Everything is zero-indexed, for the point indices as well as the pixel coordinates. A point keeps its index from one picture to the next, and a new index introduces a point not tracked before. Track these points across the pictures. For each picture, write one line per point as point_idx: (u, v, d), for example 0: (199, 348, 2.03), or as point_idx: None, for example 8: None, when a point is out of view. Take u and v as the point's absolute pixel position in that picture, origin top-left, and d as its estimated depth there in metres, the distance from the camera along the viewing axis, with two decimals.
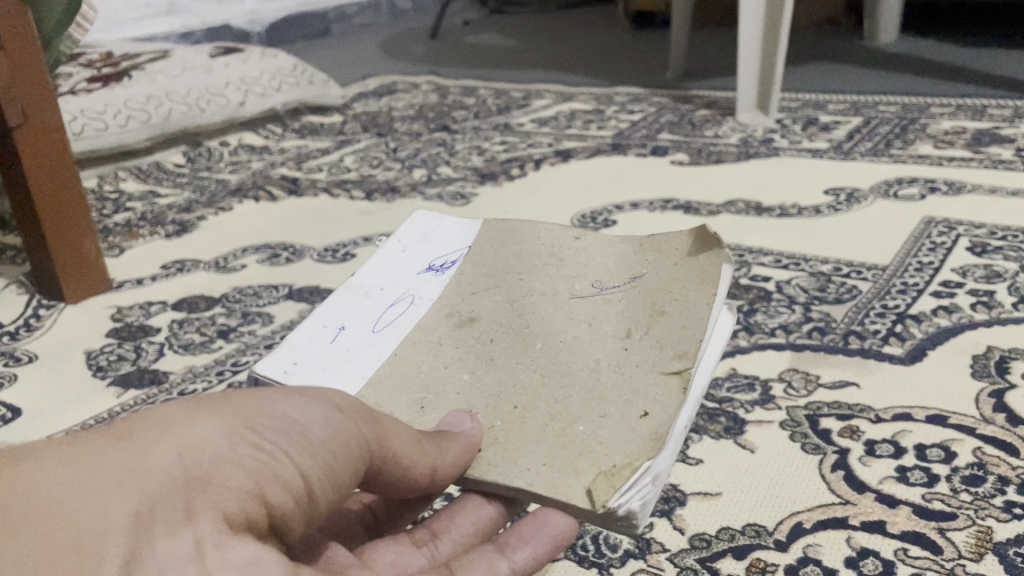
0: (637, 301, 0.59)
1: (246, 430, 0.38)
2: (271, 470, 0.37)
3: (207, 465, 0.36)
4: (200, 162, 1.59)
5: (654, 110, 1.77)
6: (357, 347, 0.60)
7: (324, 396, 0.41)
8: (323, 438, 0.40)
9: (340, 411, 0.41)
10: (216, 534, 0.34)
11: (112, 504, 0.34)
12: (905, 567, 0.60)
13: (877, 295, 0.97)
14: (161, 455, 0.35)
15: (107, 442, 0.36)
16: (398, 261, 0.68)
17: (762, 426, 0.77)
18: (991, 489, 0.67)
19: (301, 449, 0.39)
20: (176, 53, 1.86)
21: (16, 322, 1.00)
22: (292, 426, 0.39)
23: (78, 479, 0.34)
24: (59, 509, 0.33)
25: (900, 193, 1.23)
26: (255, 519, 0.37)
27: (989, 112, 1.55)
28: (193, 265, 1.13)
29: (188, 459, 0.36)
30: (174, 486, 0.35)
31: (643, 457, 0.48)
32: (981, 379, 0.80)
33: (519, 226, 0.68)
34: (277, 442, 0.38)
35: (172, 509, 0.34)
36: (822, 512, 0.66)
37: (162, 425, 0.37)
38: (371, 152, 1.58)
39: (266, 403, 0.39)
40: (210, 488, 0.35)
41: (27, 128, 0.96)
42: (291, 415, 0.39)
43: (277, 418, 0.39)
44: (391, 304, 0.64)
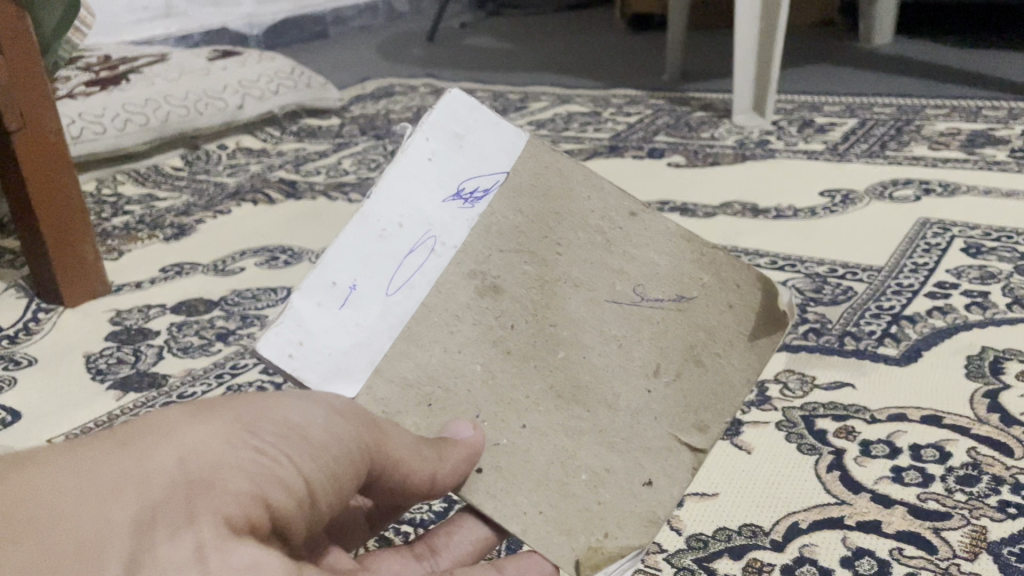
0: (675, 331, 0.57)
1: (247, 434, 0.38)
2: (273, 473, 0.38)
3: (209, 468, 0.36)
4: (198, 165, 1.59)
5: (651, 112, 1.78)
6: (367, 314, 0.55)
7: (323, 400, 0.42)
8: (323, 442, 0.41)
9: (340, 415, 0.42)
10: (220, 537, 0.34)
11: (114, 509, 0.34)
12: (901, 567, 0.61)
13: (872, 296, 0.98)
14: (163, 459, 0.36)
15: (107, 447, 0.36)
16: (423, 181, 0.57)
17: (759, 427, 0.78)
18: (986, 488, 0.68)
19: (302, 453, 0.39)
20: (174, 56, 1.87)
21: (15, 325, 1.00)
22: (292, 431, 0.40)
23: (79, 484, 0.34)
24: (60, 513, 0.33)
25: (895, 194, 1.23)
26: (258, 523, 0.37)
27: (983, 113, 1.56)
28: (191, 268, 1.13)
29: (189, 463, 0.36)
30: (177, 489, 0.35)
31: (632, 542, 0.54)
32: (975, 380, 0.81)
33: (569, 168, 0.59)
34: (279, 446, 0.39)
35: (174, 512, 0.34)
36: (818, 512, 0.67)
37: (163, 430, 0.37)
38: (369, 155, 1.58)
39: (266, 408, 0.40)
40: (213, 490, 0.36)
41: (26, 132, 0.96)
42: (291, 420, 0.40)
43: (278, 422, 0.39)
44: (408, 251, 0.56)
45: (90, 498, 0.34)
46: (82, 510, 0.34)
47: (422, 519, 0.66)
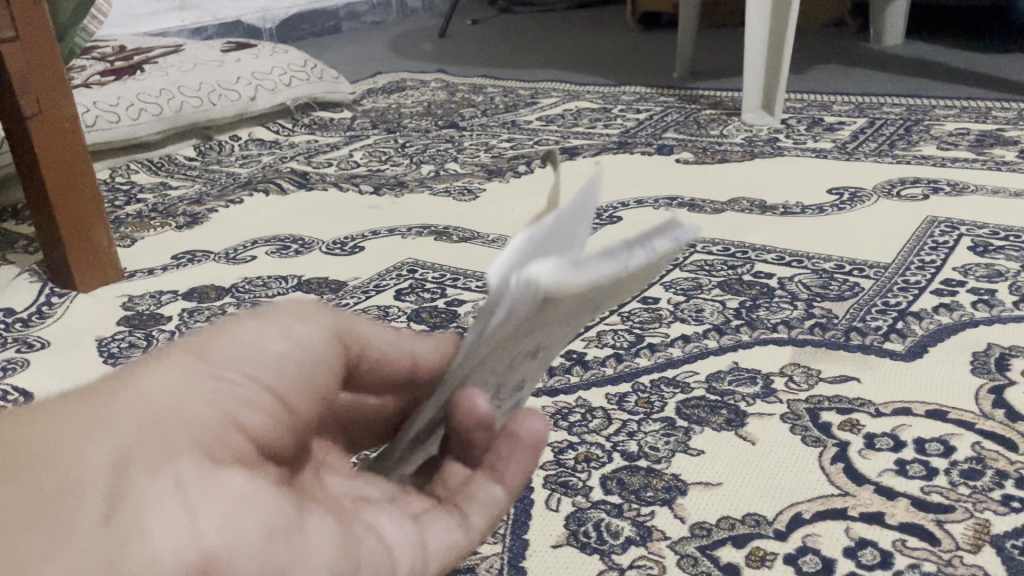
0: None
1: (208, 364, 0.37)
2: (242, 400, 0.37)
3: (176, 399, 0.35)
4: (211, 155, 1.61)
5: (661, 109, 1.78)
6: None
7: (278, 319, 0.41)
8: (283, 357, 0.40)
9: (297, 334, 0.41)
10: (200, 467, 0.33)
11: (86, 446, 0.32)
12: (903, 557, 0.61)
13: (879, 292, 0.98)
14: (130, 396, 0.34)
15: (68, 400, 0.34)
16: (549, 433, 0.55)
17: (763, 418, 0.78)
18: (990, 483, 0.68)
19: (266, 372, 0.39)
20: (188, 48, 1.88)
21: (29, 308, 1.01)
22: (251, 350, 0.39)
23: (44, 431, 0.32)
24: (32, 457, 0.31)
25: (903, 193, 1.24)
26: (238, 449, 0.36)
27: (993, 114, 1.56)
28: (204, 256, 1.14)
29: (158, 399, 0.34)
30: (151, 424, 0.33)
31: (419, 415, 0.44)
32: (981, 375, 0.81)
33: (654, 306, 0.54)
34: (238, 372, 0.38)
35: (152, 443, 0.33)
36: (822, 503, 0.67)
37: (126, 377, 0.35)
38: (380, 148, 1.60)
39: (220, 334, 0.39)
40: (185, 420, 0.34)
41: (42, 118, 0.98)
42: (249, 342, 0.39)
43: (236, 348, 0.38)
44: None
45: (58, 442, 0.32)
46: (53, 451, 0.31)
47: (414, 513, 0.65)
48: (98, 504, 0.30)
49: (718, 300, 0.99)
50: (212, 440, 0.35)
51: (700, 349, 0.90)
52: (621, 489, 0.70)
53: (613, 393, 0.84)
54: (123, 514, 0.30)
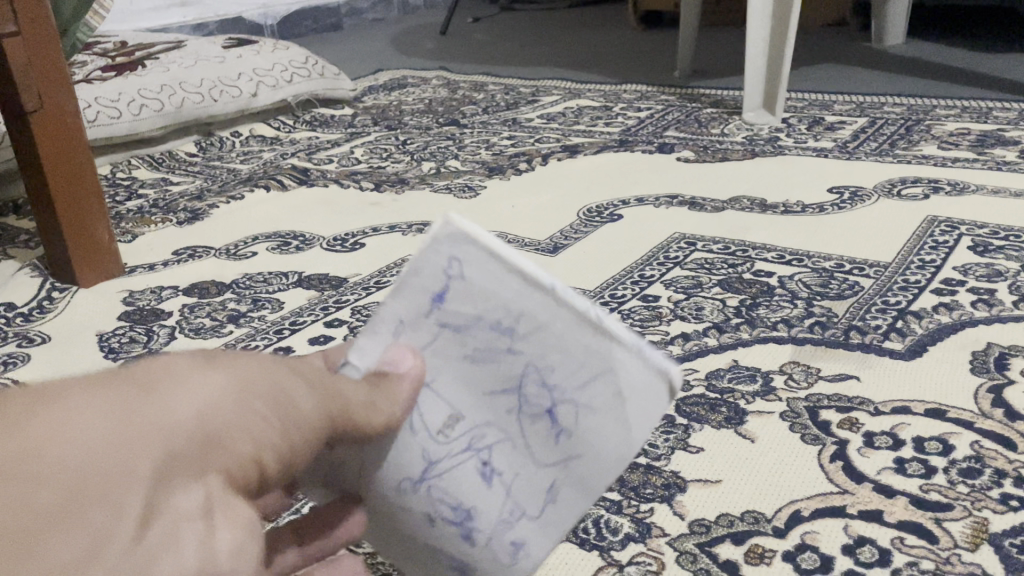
0: (619, 440, 0.45)
1: (252, 391, 0.36)
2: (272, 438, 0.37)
3: (225, 413, 0.35)
4: (211, 151, 1.61)
5: (662, 108, 1.78)
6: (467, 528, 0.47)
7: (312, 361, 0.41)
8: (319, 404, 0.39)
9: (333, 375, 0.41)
10: (224, 496, 0.34)
11: (138, 456, 0.32)
12: (902, 555, 0.62)
13: (879, 291, 0.98)
14: (184, 407, 0.34)
15: (123, 389, 0.33)
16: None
17: (763, 416, 0.78)
18: (988, 481, 0.68)
19: (297, 423, 0.38)
20: (189, 44, 1.88)
21: (30, 303, 1.02)
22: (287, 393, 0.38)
23: (98, 426, 0.32)
24: (80, 454, 0.31)
25: (903, 192, 1.24)
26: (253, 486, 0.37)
27: (994, 114, 1.56)
28: (204, 252, 1.14)
29: (206, 420, 0.34)
30: (197, 444, 0.34)
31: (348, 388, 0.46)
32: (980, 375, 0.81)
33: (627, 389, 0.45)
34: (279, 415, 0.37)
35: (190, 466, 0.33)
36: (820, 500, 0.67)
37: (179, 378, 0.35)
38: (381, 144, 1.60)
39: (270, 366, 0.39)
40: (222, 449, 0.35)
41: (42, 113, 0.98)
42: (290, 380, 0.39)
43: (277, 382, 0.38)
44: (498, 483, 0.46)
45: (112, 442, 0.31)
46: (104, 452, 0.31)
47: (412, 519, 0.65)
48: (129, 522, 0.31)
49: (718, 298, 0.99)
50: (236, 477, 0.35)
51: (700, 347, 0.90)
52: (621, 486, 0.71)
53: None
54: (153, 535, 0.31)
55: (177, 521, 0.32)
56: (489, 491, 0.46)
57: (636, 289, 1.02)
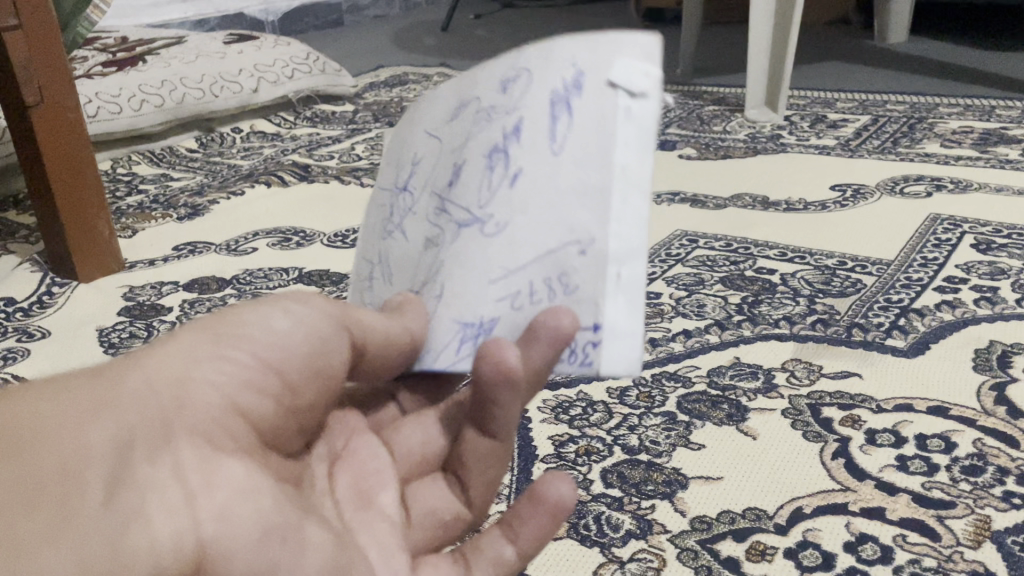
0: (410, 128, 0.56)
1: (211, 348, 0.40)
2: (243, 386, 0.40)
3: (184, 374, 0.39)
4: (212, 147, 1.61)
5: (664, 105, 1.78)
6: (536, 208, 0.45)
7: (279, 302, 0.44)
8: (290, 340, 0.42)
9: (304, 306, 0.44)
10: (200, 453, 0.36)
11: (92, 432, 0.35)
12: (904, 552, 0.61)
13: (881, 289, 0.98)
14: (132, 386, 0.37)
15: (77, 381, 0.37)
16: (541, 50, 0.48)
17: (765, 413, 0.78)
18: (991, 479, 0.68)
19: (270, 357, 0.42)
20: (191, 40, 1.88)
21: (30, 298, 1.01)
22: (252, 340, 0.41)
23: (55, 412, 0.35)
24: (39, 439, 0.34)
25: (906, 190, 1.23)
26: (239, 434, 0.39)
27: (997, 113, 1.55)
28: (205, 247, 1.14)
29: (159, 384, 0.38)
30: (154, 407, 0.37)
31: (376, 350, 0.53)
32: (983, 372, 0.81)
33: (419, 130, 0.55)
34: (248, 363, 0.41)
35: (154, 431, 0.36)
36: (822, 498, 0.67)
37: (130, 361, 0.39)
38: (382, 141, 1.59)
39: (224, 324, 0.42)
40: (183, 410, 0.37)
41: (44, 108, 0.98)
42: (251, 328, 0.42)
43: (238, 333, 0.41)
44: (485, 180, 0.47)
45: (67, 423, 0.35)
46: (58, 433, 0.34)
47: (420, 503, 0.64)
48: (96, 488, 0.33)
49: (720, 295, 0.99)
50: (210, 428, 0.38)
51: (702, 344, 0.90)
52: (623, 482, 0.70)
53: (614, 387, 0.83)
54: (126, 494, 0.33)
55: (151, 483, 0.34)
56: (470, 181, 0.48)
57: None
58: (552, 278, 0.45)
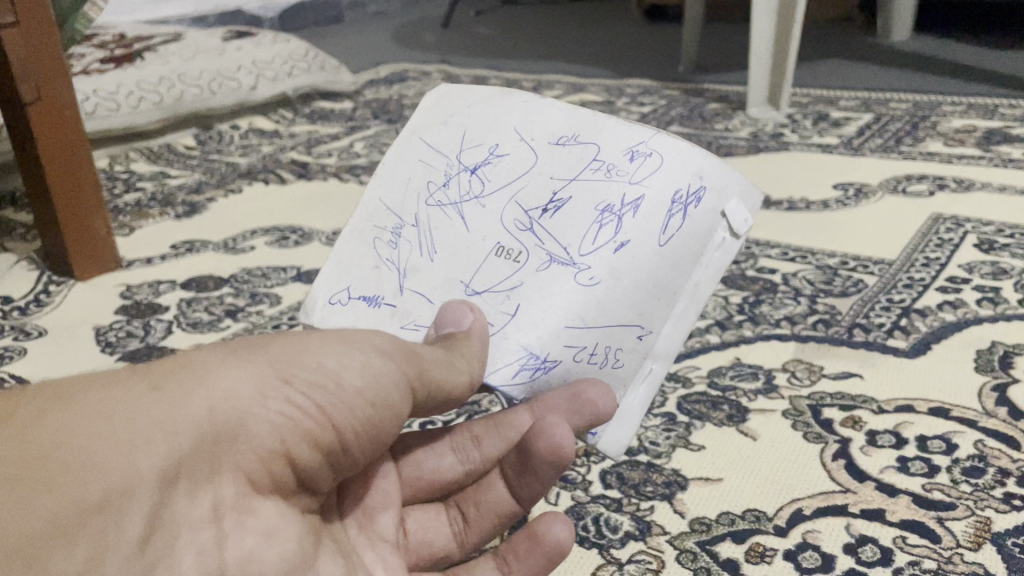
0: (490, 106, 0.60)
1: (283, 383, 0.42)
2: (299, 430, 0.42)
3: (248, 407, 0.40)
4: (211, 144, 1.60)
5: (665, 103, 1.76)
6: (621, 280, 0.54)
7: (364, 343, 0.45)
8: (356, 386, 0.44)
9: (382, 355, 0.46)
10: (236, 495, 0.39)
11: (145, 460, 0.36)
12: (904, 554, 0.61)
13: (883, 289, 0.97)
14: (193, 410, 0.39)
15: (142, 389, 0.38)
16: (672, 142, 0.56)
17: (765, 414, 0.78)
18: (992, 481, 0.67)
19: (331, 407, 0.43)
20: (189, 36, 1.87)
21: (26, 296, 1.01)
22: (324, 377, 0.43)
23: (113, 429, 0.37)
24: (95, 458, 0.36)
25: (908, 189, 1.23)
26: (277, 475, 0.42)
27: (1000, 111, 1.54)
28: (203, 245, 1.14)
29: (218, 414, 0.39)
30: (208, 439, 0.39)
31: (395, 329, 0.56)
32: (984, 373, 0.80)
33: (492, 109, 0.60)
34: (312, 406, 0.43)
35: (201, 466, 0.38)
36: (822, 499, 0.67)
37: (201, 376, 0.40)
38: (382, 138, 1.59)
39: (303, 354, 0.43)
40: (238, 447, 0.40)
41: (41, 105, 0.97)
42: (327, 369, 0.43)
43: (313, 370, 0.43)
44: (594, 229, 0.54)
45: (122, 446, 0.36)
46: (111, 457, 0.36)
47: None
48: (135, 523, 0.36)
49: (720, 295, 0.98)
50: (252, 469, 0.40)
51: (702, 344, 0.89)
52: (621, 483, 0.70)
53: None
54: (159, 536, 0.36)
55: (187, 525, 0.37)
56: (562, 224, 0.55)
57: None
58: (612, 348, 0.54)
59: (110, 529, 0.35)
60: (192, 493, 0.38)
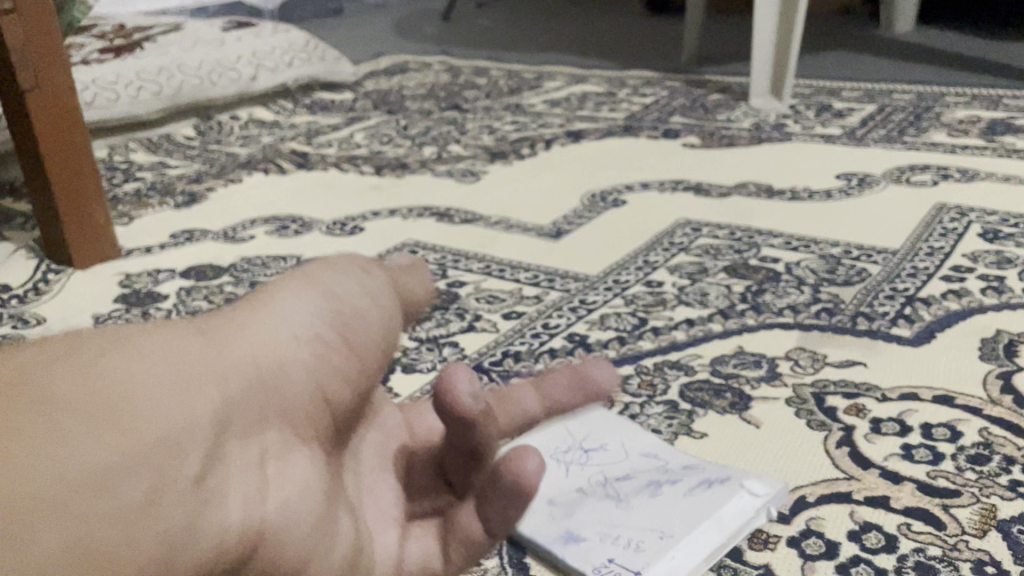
0: None
1: (319, 322, 0.42)
2: (336, 373, 0.42)
3: (283, 349, 0.41)
4: (211, 135, 1.59)
5: (667, 94, 1.76)
6: None
7: (376, 281, 0.47)
8: (381, 319, 0.45)
9: (389, 289, 0.47)
10: (281, 442, 0.39)
11: (192, 399, 0.36)
12: (909, 541, 0.60)
13: (886, 278, 0.96)
14: (230, 354, 0.39)
15: (182, 336, 0.38)
16: None
17: (768, 401, 0.77)
18: (997, 468, 0.67)
19: (365, 340, 0.44)
20: (189, 27, 1.86)
21: (25, 285, 1.00)
22: (352, 312, 0.44)
23: (159, 368, 0.36)
24: (150, 395, 0.35)
25: (912, 179, 1.22)
26: (319, 421, 0.41)
27: (1003, 102, 1.53)
28: (202, 234, 1.13)
29: (256, 358, 0.39)
30: (249, 381, 0.38)
31: None
32: (989, 362, 0.80)
33: None
34: (347, 345, 0.43)
35: (244, 409, 0.38)
36: (826, 486, 0.66)
37: (234, 324, 0.41)
38: (382, 129, 1.58)
39: (329, 291, 0.44)
40: (275, 390, 0.39)
41: (38, 93, 0.96)
42: (338, 293, 0.44)
43: (340, 304, 0.44)
44: None
45: (171, 385, 0.35)
46: (162, 396, 0.35)
47: None
48: (188, 463, 0.34)
49: (723, 284, 0.98)
50: (292, 413, 0.40)
51: (705, 332, 0.88)
52: None
53: (615, 374, 0.82)
54: (211, 480, 0.35)
55: (239, 460, 0.36)
56: None
57: (640, 274, 1.00)
58: None
59: (166, 469, 0.33)
60: (232, 431, 0.37)
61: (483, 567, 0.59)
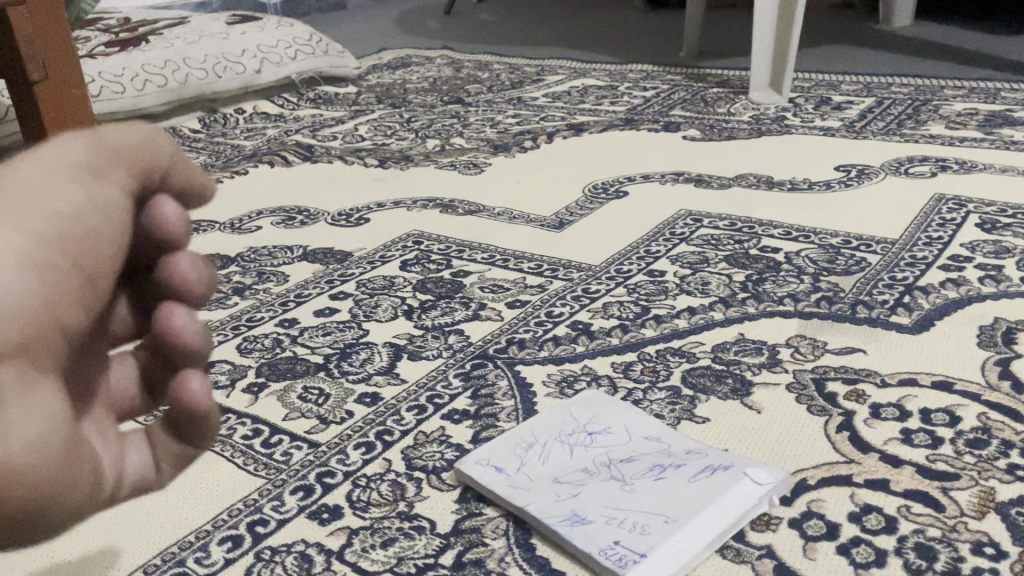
0: None
1: (48, 237, 0.38)
2: (65, 293, 0.38)
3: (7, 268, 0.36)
4: (216, 128, 1.61)
5: (668, 87, 1.77)
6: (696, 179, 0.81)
7: (86, 169, 0.42)
8: (100, 225, 0.41)
9: (99, 177, 0.42)
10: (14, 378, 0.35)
11: None
12: (908, 523, 0.61)
13: (885, 267, 0.97)
14: None
15: None
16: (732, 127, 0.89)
17: (769, 387, 0.78)
18: (995, 452, 0.68)
19: (88, 250, 0.40)
20: (194, 21, 1.87)
21: None
22: (74, 221, 0.40)
23: None
24: None
25: (911, 170, 1.23)
26: (55, 351, 0.38)
27: (1002, 95, 1.55)
28: (208, 225, 1.15)
29: None
30: None
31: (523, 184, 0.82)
32: (987, 349, 0.81)
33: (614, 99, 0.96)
34: (72, 261, 0.39)
35: None
36: (826, 470, 0.67)
37: None
38: (385, 122, 1.59)
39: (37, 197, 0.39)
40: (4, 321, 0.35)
41: (48, 84, 0.98)
42: (56, 204, 0.39)
43: (56, 213, 0.39)
44: None
45: None
46: None
47: (401, 510, 0.64)
48: None
49: (724, 273, 0.99)
50: (26, 342, 0.36)
51: (706, 320, 0.90)
52: None
53: (619, 361, 0.83)
54: None
55: None
56: None
57: (642, 264, 1.02)
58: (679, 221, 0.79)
59: None
60: None
61: (491, 548, 0.61)
